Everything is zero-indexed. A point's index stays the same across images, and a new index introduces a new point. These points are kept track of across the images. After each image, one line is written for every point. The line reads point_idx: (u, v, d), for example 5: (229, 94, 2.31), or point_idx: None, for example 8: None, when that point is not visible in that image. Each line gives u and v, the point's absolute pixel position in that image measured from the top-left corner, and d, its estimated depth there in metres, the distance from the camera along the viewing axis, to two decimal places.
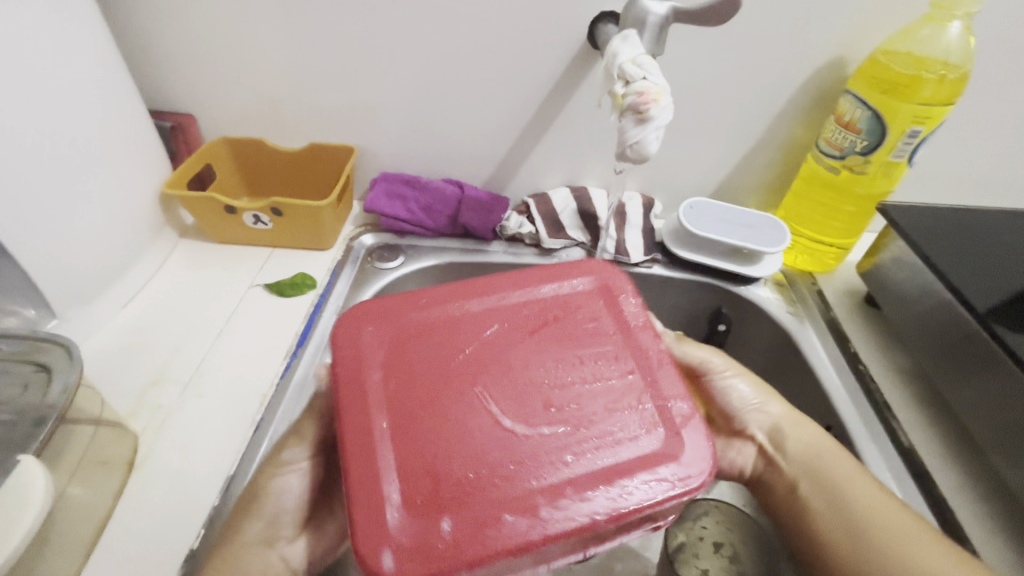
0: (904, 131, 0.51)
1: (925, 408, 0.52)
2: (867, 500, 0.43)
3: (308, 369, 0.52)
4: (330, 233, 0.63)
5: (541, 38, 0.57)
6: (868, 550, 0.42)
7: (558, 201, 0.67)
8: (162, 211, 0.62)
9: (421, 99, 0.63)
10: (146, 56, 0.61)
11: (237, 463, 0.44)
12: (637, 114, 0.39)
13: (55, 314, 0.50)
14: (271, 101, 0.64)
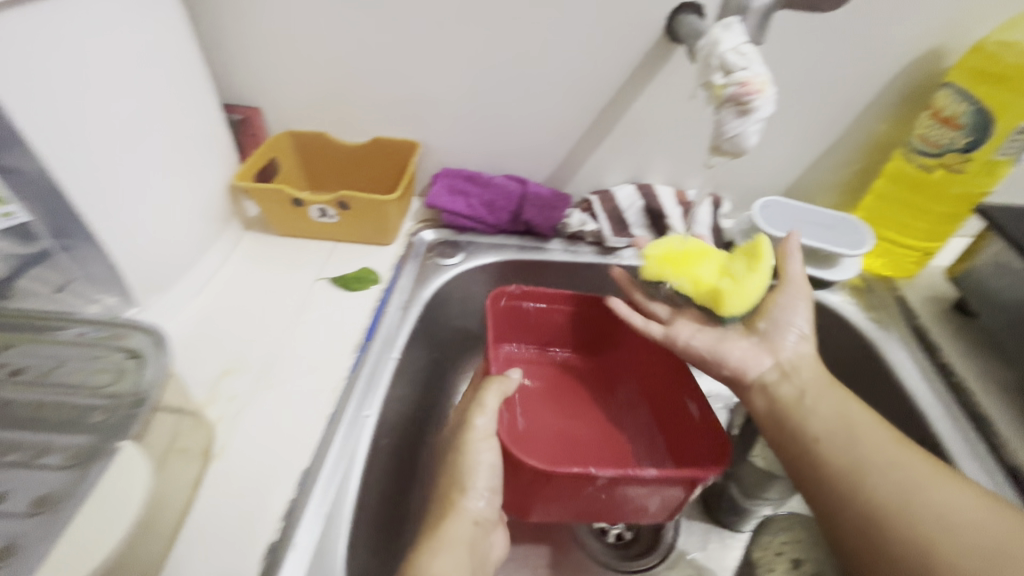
0: (1014, 127, 0.48)
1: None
2: (948, 517, 0.36)
3: (376, 363, 0.52)
4: (393, 228, 0.63)
5: (615, 29, 0.55)
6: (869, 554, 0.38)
7: (624, 199, 0.65)
8: (230, 203, 0.62)
9: (486, 92, 0.62)
10: (217, 48, 0.62)
11: (314, 455, 0.44)
12: (739, 106, 0.37)
13: (133, 302, 0.51)
14: (336, 94, 0.65)
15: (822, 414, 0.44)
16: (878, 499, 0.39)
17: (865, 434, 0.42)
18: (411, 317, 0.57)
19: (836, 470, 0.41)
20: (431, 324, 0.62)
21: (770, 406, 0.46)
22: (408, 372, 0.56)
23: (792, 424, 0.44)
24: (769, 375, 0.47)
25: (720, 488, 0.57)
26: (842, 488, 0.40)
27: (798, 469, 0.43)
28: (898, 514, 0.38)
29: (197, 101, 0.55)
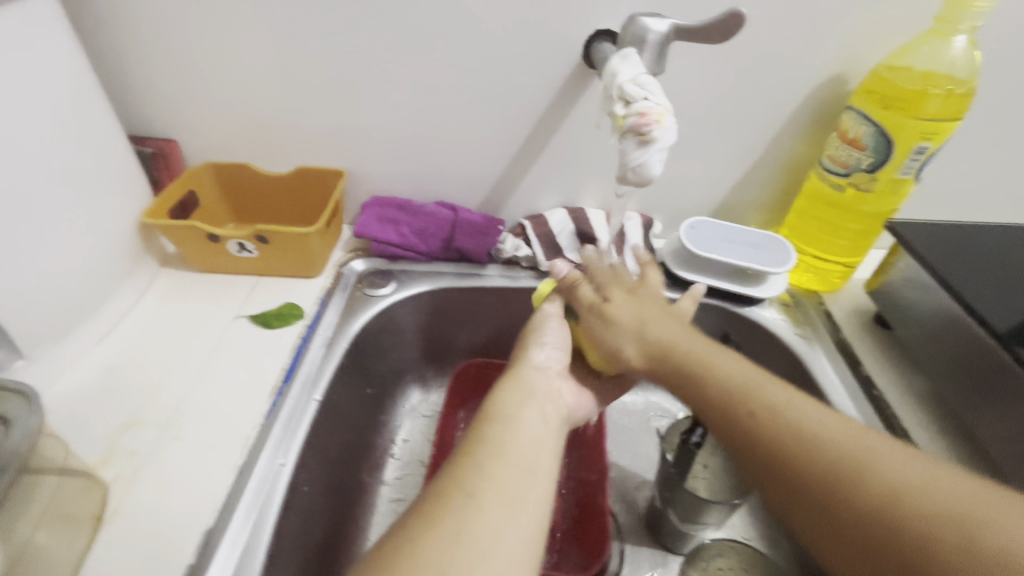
0: (912, 147, 0.50)
1: (944, 431, 0.49)
2: (888, 478, 0.31)
3: (295, 406, 0.49)
4: (319, 260, 0.61)
5: (534, 57, 0.56)
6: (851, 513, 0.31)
7: (556, 223, 0.65)
8: (142, 239, 0.59)
9: (411, 120, 0.61)
10: (125, 79, 0.59)
11: (219, 514, 0.41)
12: (639, 136, 0.37)
13: (21, 354, 0.47)
14: (257, 124, 0.62)
15: (727, 368, 0.40)
16: (823, 444, 0.34)
17: (796, 401, 0.37)
18: (336, 354, 0.55)
19: (766, 433, 0.36)
20: (361, 359, 0.59)
21: (669, 352, 0.43)
22: (334, 413, 0.53)
23: (729, 382, 0.39)
24: (676, 334, 0.44)
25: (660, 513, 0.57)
26: (764, 435, 0.36)
27: (725, 418, 0.38)
28: (835, 456, 0.33)
29: (98, 134, 0.52)
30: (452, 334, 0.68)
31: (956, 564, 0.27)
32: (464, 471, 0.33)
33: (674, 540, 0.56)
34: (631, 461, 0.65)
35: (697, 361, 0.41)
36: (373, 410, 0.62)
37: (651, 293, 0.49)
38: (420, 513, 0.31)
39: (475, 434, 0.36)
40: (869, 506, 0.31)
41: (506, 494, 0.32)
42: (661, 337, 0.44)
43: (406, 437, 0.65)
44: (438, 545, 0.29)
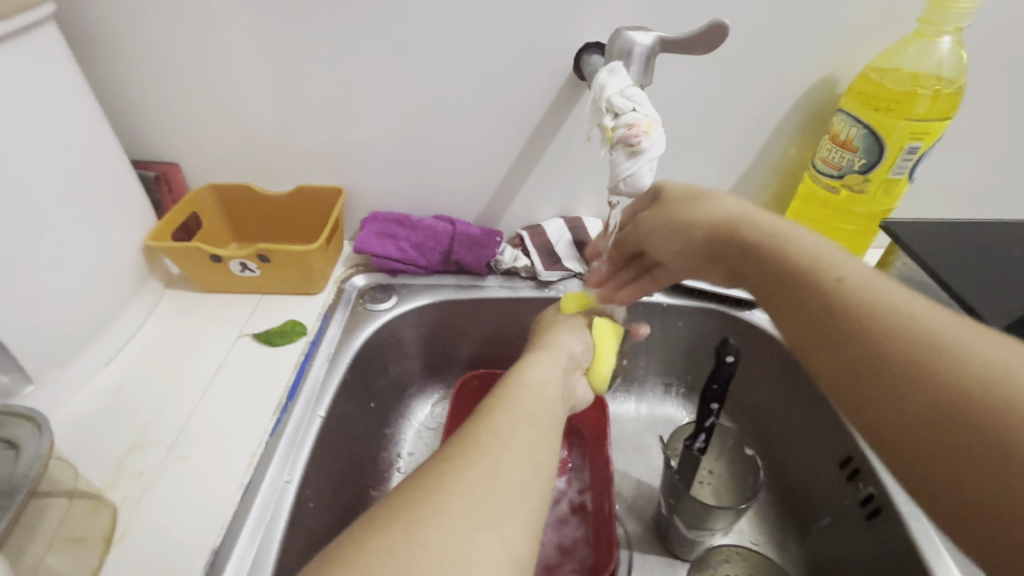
0: (903, 147, 0.50)
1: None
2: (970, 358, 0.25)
3: (299, 423, 0.50)
4: (320, 276, 0.62)
5: (526, 71, 0.57)
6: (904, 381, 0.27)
7: (553, 233, 0.66)
8: (146, 262, 0.60)
9: (407, 137, 0.62)
10: (128, 106, 0.60)
11: (225, 532, 0.42)
12: (628, 147, 0.37)
13: (30, 379, 0.47)
14: (256, 145, 0.64)
15: (801, 243, 0.36)
16: (873, 307, 0.30)
17: (855, 276, 0.32)
18: (338, 369, 0.55)
19: (829, 303, 0.32)
20: (364, 373, 0.60)
21: (732, 232, 0.40)
22: (338, 428, 0.54)
23: (783, 253, 0.36)
24: (744, 217, 0.40)
25: (666, 521, 0.57)
26: (808, 296, 0.33)
27: (774, 287, 0.36)
28: (884, 322, 0.29)
29: (102, 160, 0.53)
30: (454, 346, 0.69)
31: (993, 414, 0.23)
32: (492, 426, 0.32)
33: (681, 547, 0.56)
34: (637, 468, 0.65)
35: (774, 240, 0.37)
36: (377, 424, 0.62)
37: (717, 194, 0.43)
38: (447, 456, 0.29)
39: (499, 399, 0.35)
40: (907, 361, 0.27)
41: (531, 451, 0.31)
42: (726, 224, 0.40)
43: (410, 450, 0.65)
44: (467, 487, 0.27)
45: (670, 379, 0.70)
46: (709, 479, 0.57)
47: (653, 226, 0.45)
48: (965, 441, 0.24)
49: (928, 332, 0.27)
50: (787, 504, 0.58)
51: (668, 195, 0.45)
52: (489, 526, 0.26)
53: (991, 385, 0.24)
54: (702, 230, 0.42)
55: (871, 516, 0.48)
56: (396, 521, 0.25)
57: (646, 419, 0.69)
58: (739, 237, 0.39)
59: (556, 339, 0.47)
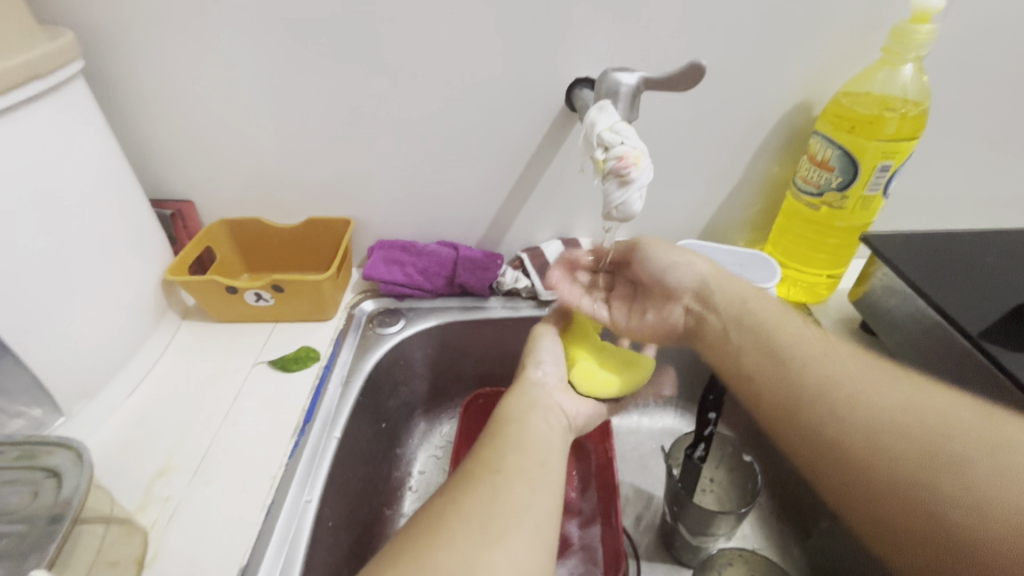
0: (876, 166, 0.54)
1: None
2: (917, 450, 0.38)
3: (317, 445, 0.52)
4: (331, 303, 0.65)
5: (521, 105, 0.60)
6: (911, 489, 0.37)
7: (551, 254, 0.69)
8: (165, 295, 0.63)
9: (410, 169, 0.66)
10: (146, 148, 0.64)
11: (251, 551, 0.44)
12: (619, 178, 0.41)
13: (60, 411, 0.51)
14: (267, 181, 0.67)
15: (818, 374, 0.45)
16: (888, 415, 0.40)
17: (868, 388, 0.43)
18: (352, 392, 0.58)
19: (838, 425, 0.43)
20: (375, 395, 0.62)
21: (744, 326, 0.54)
22: (353, 449, 0.56)
23: (779, 360, 0.49)
24: (780, 335, 0.51)
25: (671, 529, 0.59)
26: (813, 418, 0.44)
27: (795, 403, 0.46)
28: (879, 431, 0.40)
29: (125, 201, 0.57)
30: (459, 366, 0.72)
31: (967, 549, 0.33)
32: (491, 464, 0.39)
33: (685, 554, 0.58)
34: (640, 478, 0.67)
35: (816, 362, 0.47)
36: (389, 444, 0.65)
37: (728, 280, 0.58)
38: (451, 494, 0.37)
39: (495, 436, 0.42)
40: (901, 488, 0.37)
41: (529, 477, 0.38)
42: (768, 333, 0.51)
43: (421, 468, 0.68)
44: (474, 515, 0.35)
45: (669, 391, 0.72)
46: (712, 486, 0.60)
47: (734, 322, 0.55)
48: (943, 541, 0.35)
49: (902, 414, 0.40)
50: (787, 509, 0.60)
51: (730, 291, 0.56)
52: (498, 543, 0.33)
53: (970, 492, 0.34)
54: (727, 316, 0.55)
55: None
56: (421, 542, 0.33)
57: (647, 430, 0.72)
58: (775, 360, 0.50)
59: (541, 347, 0.53)
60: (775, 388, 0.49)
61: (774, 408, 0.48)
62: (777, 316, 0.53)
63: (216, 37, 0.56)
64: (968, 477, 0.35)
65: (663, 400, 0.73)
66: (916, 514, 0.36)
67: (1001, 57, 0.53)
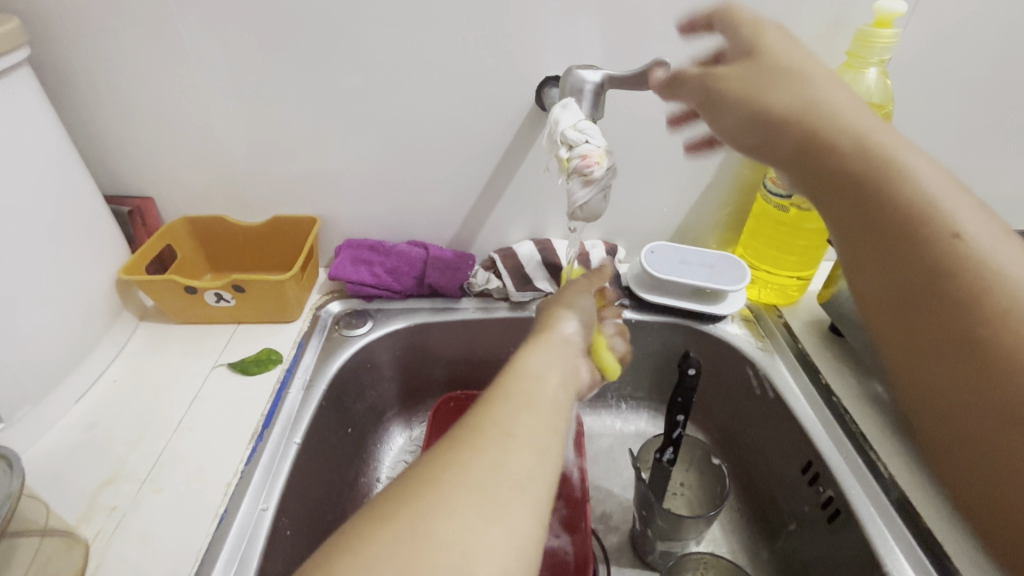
0: None
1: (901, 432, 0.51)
2: None
3: (275, 451, 0.50)
4: (295, 304, 0.63)
5: (490, 103, 0.59)
6: (959, 327, 0.33)
7: (524, 256, 0.67)
8: (120, 296, 0.61)
9: (378, 167, 0.64)
10: (102, 143, 0.62)
11: (200, 564, 0.42)
12: (583, 176, 0.40)
13: (0, 418, 0.47)
14: (230, 177, 0.65)
15: (909, 183, 0.33)
16: (996, 299, 0.32)
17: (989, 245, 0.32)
18: (314, 396, 0.56)
19: (884, 229, 0.34)
20: (340, 399, 0.61)
21: (793, 148, 0.36)
22: (314, 455, 0.54)
23: (875, 183, 0.34)
24: (851, 131, 0.35)
25: (641, 534, 0.58)
26: (896, 233, 0.34)
27: (876, 222, 0.35)
28: (977, 286, 0.32)
29: (75, 198, 0.54)
30: (430, 368, 0.70)
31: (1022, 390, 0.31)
32: (501, 421, 0.32)
33: (655, 559, 0.58)
34: (611, 481, 0.66)
35: (931, 222, 0.33)
36: (355, 450, 0.63)
37: (821, 75, 0.36)
38: (449, 449, 0.30)
39: (504, 386, 0.35)
40: (983, 322, 0.32)
41: (540, 440, 0.32)
42: (829, 132, 0.35)
43: (389, 473, 0.66)
44: (469, 481, 0.28)
45: (643, 393, 0.72)
46: (683, 490, 0.60)
47: (792, 136, 0.36)
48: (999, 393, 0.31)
49: (991, 304, 0.32)
50: (756, 510, 0.60)
51: (807, 102, 0.36)
52: (498, 520, 0.27)
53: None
54: (795, 132, 0.36)
55: (832, 517, 0.50)
56: (403, 511, 0.26)
57: (619, 432, 0.71)
58: (847, 151, 0.34)
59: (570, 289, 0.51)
60: (879, 252, 0.35)
61: (851, 224, 0.36)
62: (930, 178, 0.34)
63: (174, 27, 0.54)
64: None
65: (636, 402, 0.73)
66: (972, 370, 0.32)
67: (963, 61, 0.54)
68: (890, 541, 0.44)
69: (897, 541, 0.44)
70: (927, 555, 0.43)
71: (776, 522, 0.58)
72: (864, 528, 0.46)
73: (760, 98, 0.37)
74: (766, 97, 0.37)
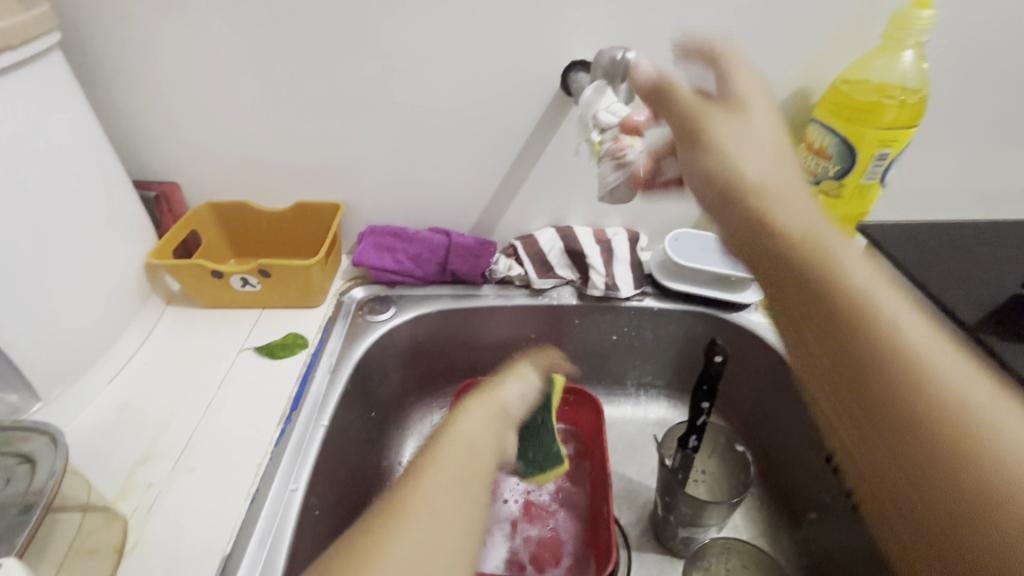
0: (873, 155, 0.54)
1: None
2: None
3: (303, 433, 0.51)
4: (319, 290, 0.63)
5: (515, 87, 0.59)
6: (893, 407, 0.28)
7: (545, 242, 0.67)
8: (148, 280, 0.61)
9: (400, 153, 0.64)
10: (129, 128, 0.62)
11: (234, 541, 0.43)
12: (616, 160, 0.41)
13: (38, 396, 0.49)
14: (254, 163, 0.65)
15: (828, 284, 0.34)
16: (915, 372, 0.29)
17: (902, 327, 0.30)
18: (340, 380, 0.57)
19: (822, 304, 0.33)
20: (364, 385, 0.61)
21: (758, 261, 0.39)
22: (341, 438, 0.55)
23: (813, 278, 0.35)
24: (790, 224, 0.38)
25: (662, 520, 0.58)
26: (822, 317, 0.33)
27: (817, 307, 0.34)
28: (915, 367, 0.29)
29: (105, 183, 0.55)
30: (451, 355, 0.71)
31: (978, 476, 0.25)
32: (416, 488, 0.32)
33: (676, 545, 0.58)
34: (632, 468, 0.67)
35: (857, 299, 0.32)
36: (379, 434, 0.64)
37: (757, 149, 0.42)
38: (376, 519, 0.30)
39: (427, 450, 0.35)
40: (924, 404, 0.28)
41: (467, 503, 0.32)
42: (755, 187, 0.40)
43: (411, 459, 0.67)
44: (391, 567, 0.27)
45: (663, 381, 0.72)
46: (703, 477, 0.60)
47: (727, 192, 0.42)
48: (906, 433, 0.28)
49: (909, 357, 0.29)
50: (778, 499, 0.60)
51: (733, 169, 0.42)
52: None
53: (971, 414, 0.26)
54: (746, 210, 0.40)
55: (858, 505, 0.50)
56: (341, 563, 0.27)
57: (639, 420, 0.71)
58: (797, 265, 0.36)
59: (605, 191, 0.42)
60: (812, 333, 0.34)
61: (791, 313, 0.36)
62: (853, 262, 0.35)
63: (201, 12, 0.54)
64: (989, 464, 0.25)
65: (656, 390, 0.73)
66: (929, 454, 0.27)
67: (1001, 46, 0.53)
68: None
69: None
70: None
71: (799, 510, 0.58)
72: None
73: (719, 140, 0.43)
74: (726, 193, 0.42)
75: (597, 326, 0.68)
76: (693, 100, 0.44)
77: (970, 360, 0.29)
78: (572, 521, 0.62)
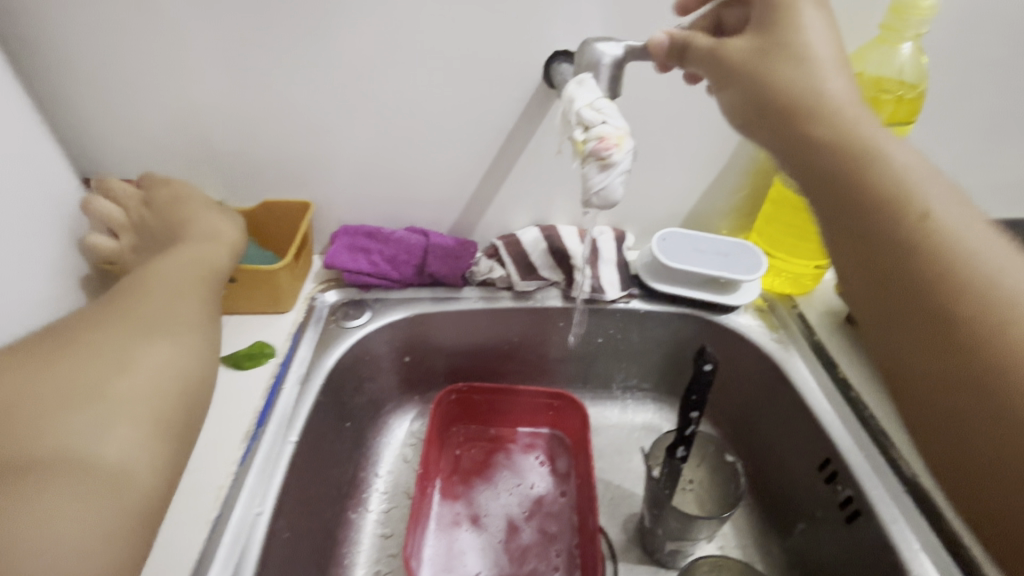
0: None
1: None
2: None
3: (269, 451, 0.48)
4: (288, 294, 0.60)
5: (494, 79, 0.56)
6: (925, 299, 0.31)
7: (528, 242, 0.63)
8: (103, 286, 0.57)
9: (374, 149, 0.61)
10: (77, 122, 0.58)
11: (191, 574, 0.40)
12: (600, 161, 0.38)
13: None
14: (217, 159, 0.61)
15: (895, 174, 0.33)
16: (953, 258, 0.31)
17: (940, 223, 0.32)
18: (311, 392, 0.54)
19: (853, 195, 0.33)
20: (338, 395, 0.58)
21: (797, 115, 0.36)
22: (311, 454, 0.52)
23: (855, 161, 0.34)
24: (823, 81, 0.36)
25: (648, 532, 0.56)
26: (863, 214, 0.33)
27: (856, 210, 0.33)
28: (947, 261, 0.31)
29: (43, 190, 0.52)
30: (431, 360, 0.68)
31: (1004, 373, 0.28)
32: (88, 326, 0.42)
33: (664, 558, 0.56)
34: (618, 476, 0.65)
35: (876, 170, 0.33)
36: (354, 445, 0.61)
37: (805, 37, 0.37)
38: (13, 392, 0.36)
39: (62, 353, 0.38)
40: (954, 311, 0.30)
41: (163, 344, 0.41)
42: (817, 95, 0.35)
43: (390, 469, 0.64)
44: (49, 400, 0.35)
45: (650, 384, 0.70)
46: (692, 486, 0.58)
47: (786, 108, 0.36)
48: (949, 341, 0.30)
49: (991, 291, 0.30)
50: (766, 507, 0.59)
51: (779, 82, 0.37)
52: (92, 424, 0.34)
53: (1000, 309, 0.29)
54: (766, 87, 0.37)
55: (850, 517, 0.48)
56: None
57: (626, 425, 0.69)
58: (830, 138, 0.35)
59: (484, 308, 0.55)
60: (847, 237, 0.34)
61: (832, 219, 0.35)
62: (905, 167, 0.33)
63: None
64: (1005, 342, 0.29)
65: (644, 393, 0.71)
66: (944, 361, 0.30)
67: (1000, 39, 0.51)
68: (915, 546, 0.43)
69: (922, 546, 0.43)
70: (954, 561, 0.41)
71: (789, 519, 0.56)
72: (886, 530, 0.44)
73: (778, 70, 0.37)
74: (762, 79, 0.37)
75: (583, 330, 0.66)
76: (750, 51, 0.38)
77: (1007, 244, 0.32)
78: (557, 529, 0.60)
